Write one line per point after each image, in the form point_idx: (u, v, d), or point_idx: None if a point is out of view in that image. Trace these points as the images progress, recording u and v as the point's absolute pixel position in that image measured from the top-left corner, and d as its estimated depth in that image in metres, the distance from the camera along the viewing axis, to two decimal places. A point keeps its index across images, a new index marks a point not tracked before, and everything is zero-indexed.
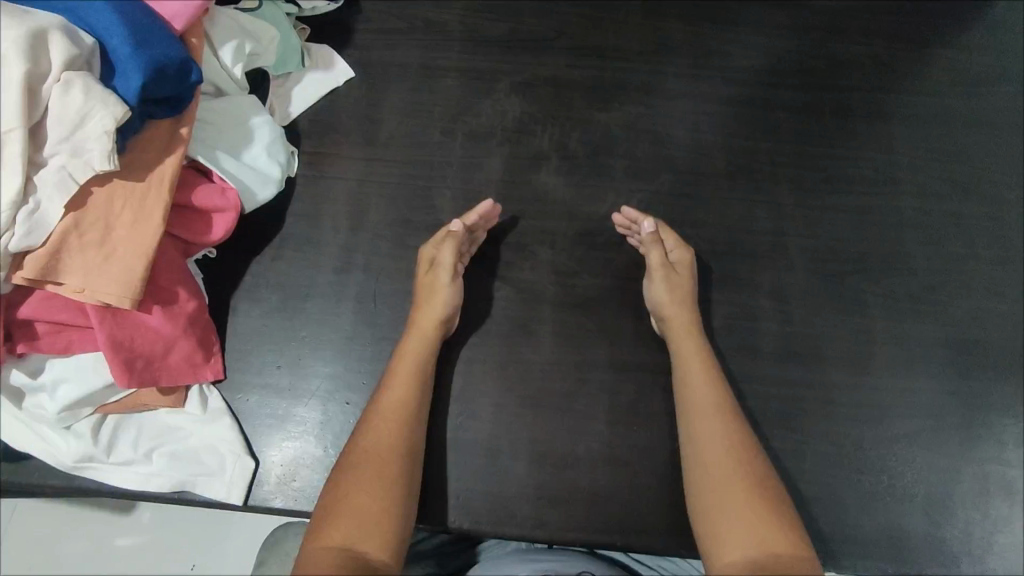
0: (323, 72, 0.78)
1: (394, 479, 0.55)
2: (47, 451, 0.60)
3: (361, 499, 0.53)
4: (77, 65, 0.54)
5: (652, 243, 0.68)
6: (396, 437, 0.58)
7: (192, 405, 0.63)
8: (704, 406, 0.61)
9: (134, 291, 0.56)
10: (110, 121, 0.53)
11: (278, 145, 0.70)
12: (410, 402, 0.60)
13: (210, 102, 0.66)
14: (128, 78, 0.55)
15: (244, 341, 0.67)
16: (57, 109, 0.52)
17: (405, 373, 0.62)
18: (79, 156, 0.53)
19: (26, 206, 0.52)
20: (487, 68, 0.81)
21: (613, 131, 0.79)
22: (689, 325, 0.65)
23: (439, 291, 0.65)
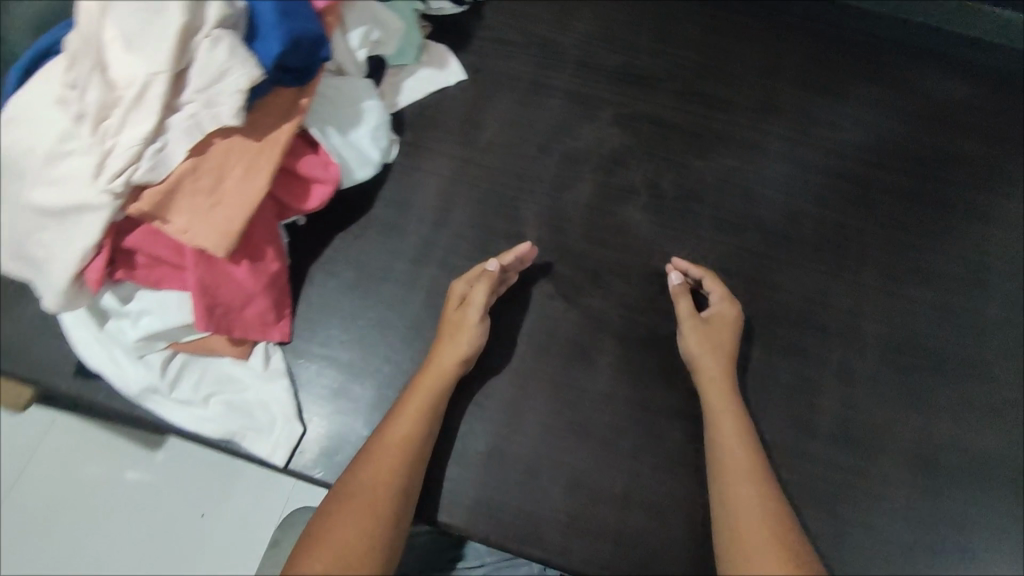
0: (437, 70, 0.81)
1: (383, 518, 0.54)
2: (116, 375, 0.62)
3: (348, 534, 0.52)
4: (227, 23, 0.56)
5: (681, 292, 0.69)
6: (395, 473, 0.57)
7: (256, 361, 0.65)
8: (739, 469, 0.59)
9: (230, 242, 0.58)
10: (245, 81, 0.56)
11: (382, 132, 0.73)
12: (416, 438, 0.59)
13: (329, 79, 0.68)
14: (268, 44, 0.58)
15: (315, 309, 0.69)
16: (201, 60, 0.55)
17: (415, 405, 0.61)
18: (211, 107, 0.56)
19: (154, 144, 0.55)
20: (593, 97, 0.83)
21: (705, 180, 0.79)
22: (727, 377, 0.64)
23: (467, 330, 0.64)
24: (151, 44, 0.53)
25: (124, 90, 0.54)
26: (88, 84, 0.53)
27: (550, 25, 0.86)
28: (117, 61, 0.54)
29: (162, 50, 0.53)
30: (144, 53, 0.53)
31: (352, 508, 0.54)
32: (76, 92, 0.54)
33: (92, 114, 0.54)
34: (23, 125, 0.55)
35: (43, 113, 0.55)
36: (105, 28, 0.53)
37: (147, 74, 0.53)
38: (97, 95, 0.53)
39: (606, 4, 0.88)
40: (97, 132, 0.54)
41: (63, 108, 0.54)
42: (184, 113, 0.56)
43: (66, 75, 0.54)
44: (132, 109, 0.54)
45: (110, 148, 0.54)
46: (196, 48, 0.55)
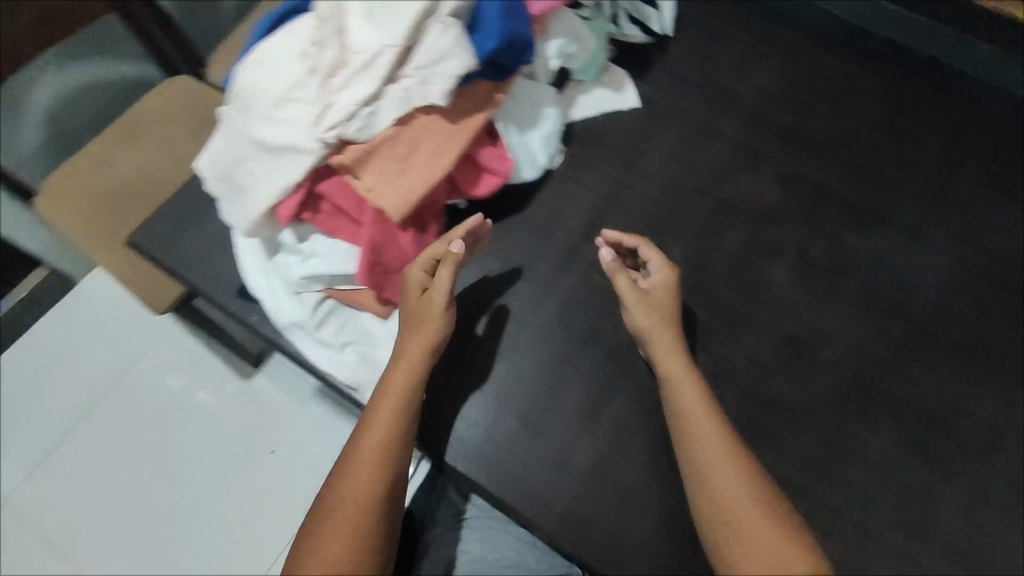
0: (613, 92, 0.83)
1: (367, 535, 0.53)
2: (273, 303, 0.68)
3: (327, 555, 0.51)
4: (456, 15, 0.61)
5: (617, 269, 0.65)
6: (372, 479, 0.55)
7: (391, 322, 0.68)
8: (716, 461, 0.54)
9: (407, 208, 0.62)
10: (460, 68, 0.60)
11: (553, 139, 0.75)
12: (392, 440, 0.57)
13: (521, 83, 0.73)
14: (486, 40, 0.62)
15: (456, 290, 0.73)
16: (429, 42, 0.60)
17: (387, 406, 0.59)
18: (425, 85, 0.60)
19: (370, 106, 0.59)
20: (759, 148, 0.82)
21: (860, 255, 0.76)
22: (671, 343, 0.62)
23: (433, 321, 0.62)
24: (390, 20, 0.59)
25: (355, 54, 0.59)
26: (328, 44, 0.59)
27: (730, 72, 0.87)
28: (357, 30, 0.59)
29: (398, 26, 0.59)
30: (382, 27, 0.59)
31: (332, 527, 0.52)
32: (316, 48, 0.59)
33: (324, 69, 0.59)
34: (264, 68, 0.62)
35: (283, 62, 0.61)
36: (356, 2, 0.60)
37: (380, 45, 0.59)
38: (333, 55, 0.59)
39: (789, 62, 0.88)
40: (322, 86, 0.59)
41: (301, 60, 0.60)
42: (400, 84, 0.60)
43: (312, 33, 0.60)
44: (357, 72, 0.59)
45: (331, 102, 0.59)
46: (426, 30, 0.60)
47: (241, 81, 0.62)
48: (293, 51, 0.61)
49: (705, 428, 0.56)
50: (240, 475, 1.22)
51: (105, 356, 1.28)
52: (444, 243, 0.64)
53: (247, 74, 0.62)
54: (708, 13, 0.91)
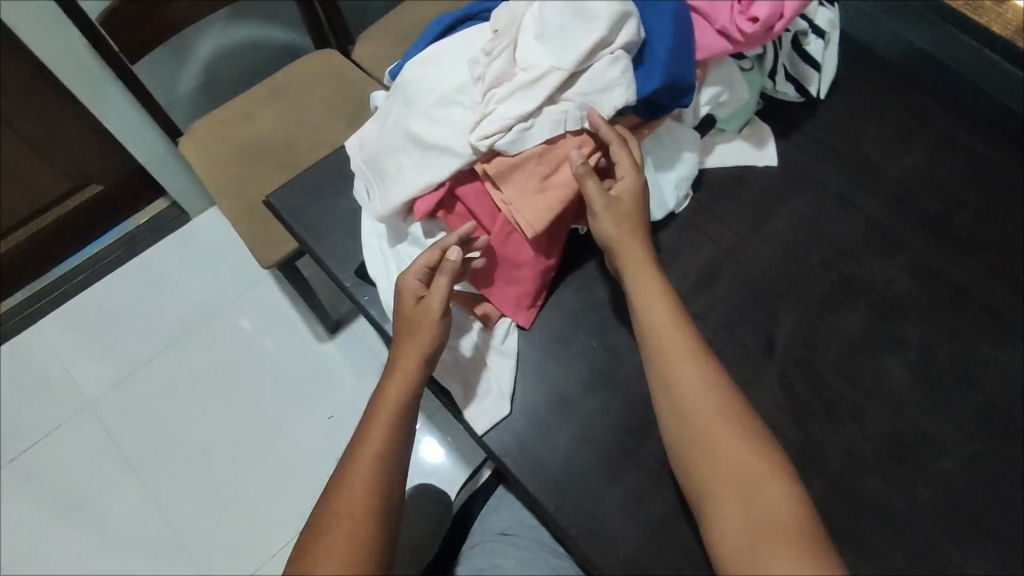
0: (752, 148, 0.82)
1: (365, 551, 0.55)
2: (387, 289, 0.70)
3: (329, 568, 0.54)
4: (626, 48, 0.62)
5: (586, 175, 0.63)
6: (370, 491, 0.57)
7: (496, 332, 0.72)
8: (715, 433, 0.58)
9: (538, 227, 0.64)
10: (620, 103, 0.61)
11: (686, 182, 0.76)
12: (387, 450, 0.60)
13: (669, 124, 0.74)
14: (649, 79, 0.63)
15: (559, 313, 0.74)
16: (596, 72, 0.60)
17: (382, 418, 0.61)
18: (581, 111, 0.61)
19: (524, 123, 0.61)
20: (896, 232, 0.78)
21: (990, 368, 0.71)
22: (638, 262, 0.65)
23: (426, 330, 0.63)
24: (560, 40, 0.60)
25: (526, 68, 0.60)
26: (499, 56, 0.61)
27: (879, 148, 0.83)
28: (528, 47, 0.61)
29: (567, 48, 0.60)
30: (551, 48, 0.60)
31: (334, 540, 0.55)
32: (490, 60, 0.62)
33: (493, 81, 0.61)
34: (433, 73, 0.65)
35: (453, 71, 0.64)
36: (532, 19, 0.61)
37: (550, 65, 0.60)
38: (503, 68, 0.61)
39: (944, 148, 0.83)
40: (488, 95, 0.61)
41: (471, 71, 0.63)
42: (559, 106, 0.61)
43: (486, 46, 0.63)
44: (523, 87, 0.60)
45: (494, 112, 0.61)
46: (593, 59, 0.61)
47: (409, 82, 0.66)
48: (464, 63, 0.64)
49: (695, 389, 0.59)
50: (298, 432, 1.27)
51: (201, 293, 1.37)
52: (437, 251, 0.64)
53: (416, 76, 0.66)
54: (865, 83, 0.88)
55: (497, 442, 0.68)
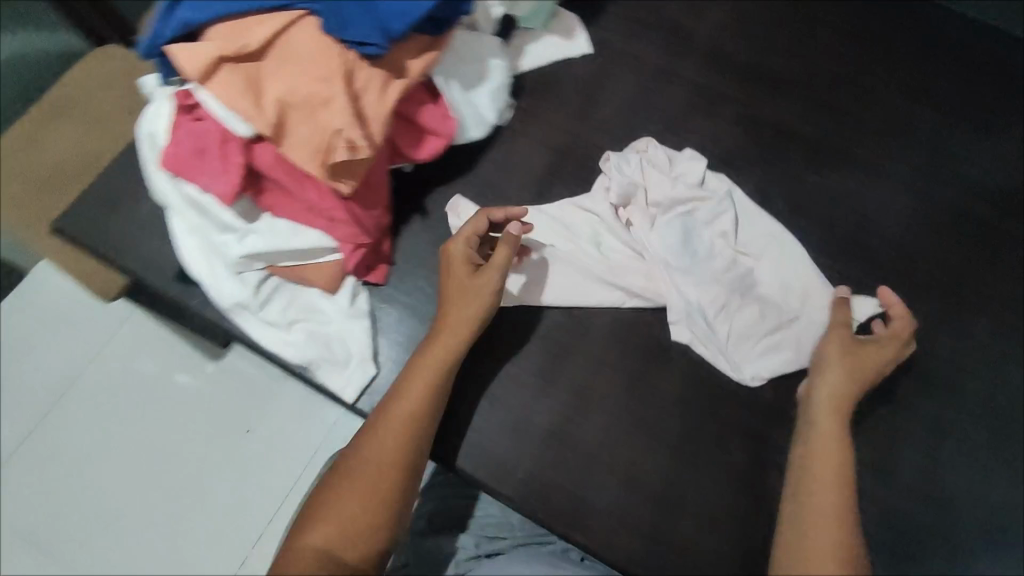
0: (563, 39, 0.79)
1: (378, 503, 0.55)
2: (213, 284, 0.65)
3: (348, 513, 0.54)
4: (487, 44, 0.70)
5: (841, 304, 0.63)
6: (399, 449, 0.57)
7: (342, 296, 0.66)
8: (829, 498, 0.54)
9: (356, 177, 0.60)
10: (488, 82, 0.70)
11: (502, 92, 0.71)
12: (425, 409, 0.59)
13: (462, 35, 0.68)
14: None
15: (411, 256, 0.70)
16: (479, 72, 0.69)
17: (420, 380, 0.59)
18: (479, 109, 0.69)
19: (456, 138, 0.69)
20: (717, 90, 0.78)
21: (820, 197, 0.74)
22: (837, 403, 0.59)
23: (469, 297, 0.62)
24: (616, 186, 0.71)
25: (802, 295, 0.68)
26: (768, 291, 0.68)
27: (685, 9, 0.82)
28: (600, 208, 0.71)
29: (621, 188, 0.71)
30: (619, 197, 0.71)
31: (350, 482, 0.56)
32: (773, 300, 0.68)
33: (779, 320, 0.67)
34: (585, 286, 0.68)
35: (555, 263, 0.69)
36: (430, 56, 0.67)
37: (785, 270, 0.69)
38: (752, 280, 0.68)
39: None
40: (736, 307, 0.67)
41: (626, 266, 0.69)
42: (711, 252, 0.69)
43: (609, 244, 0.71)
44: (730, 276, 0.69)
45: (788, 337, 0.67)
46: (483, 96, 0.70)
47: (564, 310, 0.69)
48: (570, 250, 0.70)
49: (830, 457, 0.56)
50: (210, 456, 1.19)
51: None
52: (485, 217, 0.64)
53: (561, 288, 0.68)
54: None
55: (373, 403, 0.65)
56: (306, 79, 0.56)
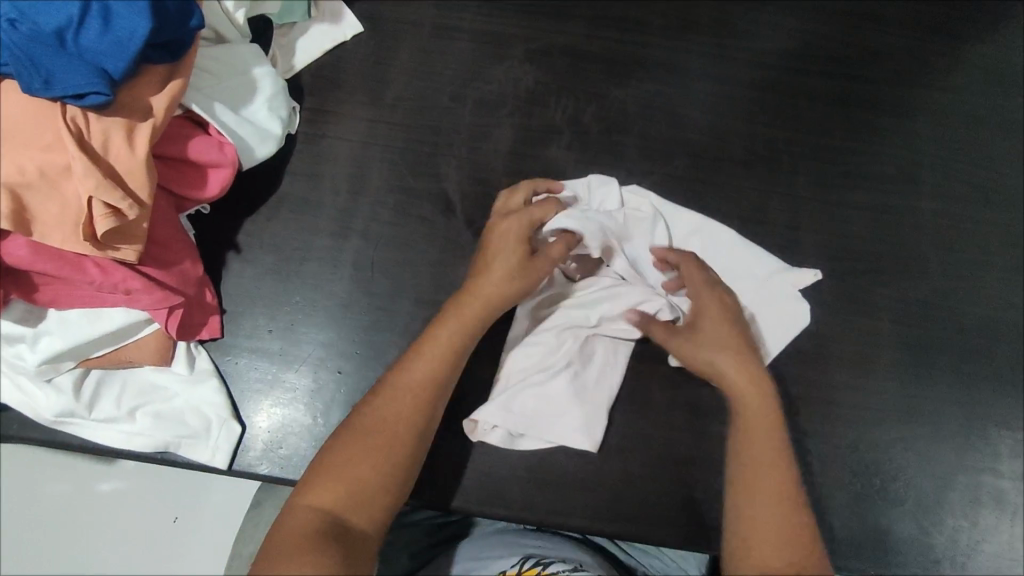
0: (330, 25, 0.74)
1: (392, 470, 0.51)
2: (27, 402, 0.59)
3: (362, 473, 0.50)
4: (237, 49, 0.64)
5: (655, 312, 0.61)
6: (416, 409, 0.54)
7: (178, 365, 0.61)
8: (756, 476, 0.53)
9: (139, 242, 0.54)
10: (258, 89, 0.64)
11: (280, 99, 0.66)
12: (443, 370, 0.56)
13: (210, 51, 0.62)
14: (133, 23, 0.51)
15: (242, 298, 0.65)
16: (242, 84, 0.64)
17: (441, 348, 0.56)
18: (256, 122, 0.64)
19: (249, 157, 0.64)
20: (501, 32, 0.76)
21: (628, 108, 0.75)
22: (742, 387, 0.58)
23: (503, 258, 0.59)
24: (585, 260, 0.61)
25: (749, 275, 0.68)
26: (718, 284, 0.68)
27: None
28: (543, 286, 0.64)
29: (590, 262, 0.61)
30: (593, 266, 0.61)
31: (359, 447, 0.51)
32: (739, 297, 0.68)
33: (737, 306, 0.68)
34: (586, 374, 0.63)
35: (537, 366, 0.63)
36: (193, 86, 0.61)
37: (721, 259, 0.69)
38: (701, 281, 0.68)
39: None
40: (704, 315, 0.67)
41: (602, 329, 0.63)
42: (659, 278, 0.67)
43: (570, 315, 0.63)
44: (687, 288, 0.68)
45: (770, 317, 0.68)
46: (257, 103, 0.64)
47: (579, 409, 0.63)
48: (541, 343, 0.63)
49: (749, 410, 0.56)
50: None
51: None
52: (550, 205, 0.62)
53: (565, 390, 0.62)
54: None
55: (249, 457, 0.61)
56: (29, 153, 0.50)
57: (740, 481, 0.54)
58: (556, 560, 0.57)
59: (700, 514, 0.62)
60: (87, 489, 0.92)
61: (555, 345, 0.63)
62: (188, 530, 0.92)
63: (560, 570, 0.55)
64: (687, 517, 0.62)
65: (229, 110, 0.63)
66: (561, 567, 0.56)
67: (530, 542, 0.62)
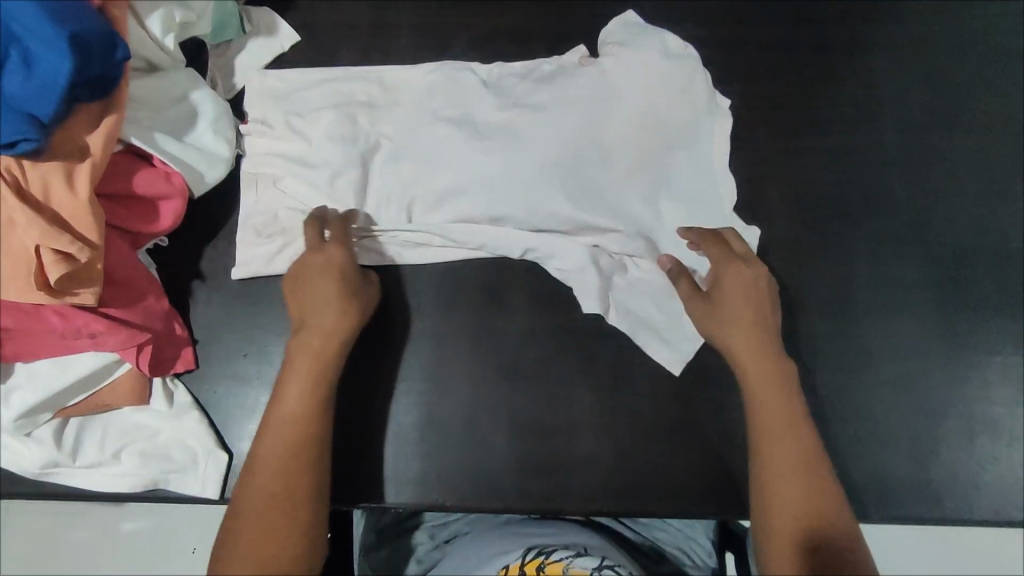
0: (266, 39, 0.72)
1: (290, 518, 0.51)
2: (11, 458, 0.58)
3: (262, 537, 0.49)
4: (172, 77, 0.62)
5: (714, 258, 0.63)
6: (293, 441, 0.54)
7: (158, 401, 0.61)
8: (772, 420, 0.56)
9: (97, 285, 0.54)
10: (201, 114, 0.63)
11: (224, 120, 0.65)
12: (315, 395, 0.56)
13: (143, 80, 0.60)
14: (54, 65, 0.49)
15: (212, 328, 0.65)
16: (185, 112, 0.63)
17: (298, 386, 0.56)
18: (204, 147, 0.63)
19: (203, 181, 0.63)
20: (441, 23, 0.74)
21: None
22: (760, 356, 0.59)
23: (330, 325, 0.58)
24: (447, 181, 0.67)
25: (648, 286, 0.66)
26: (642, 132, 0.69)
27: None
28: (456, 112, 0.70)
29: (571, 133, 0.68)
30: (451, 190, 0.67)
31: (252, 509, 0.51)
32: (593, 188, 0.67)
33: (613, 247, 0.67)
34: (398, 116, 0.70)
35: (358, 72, 0.71)
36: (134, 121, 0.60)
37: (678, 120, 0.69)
38: (602, 146, 0.68)
39: None
40: (629, 32, 0.72)
41: (427, 104, 0.70)
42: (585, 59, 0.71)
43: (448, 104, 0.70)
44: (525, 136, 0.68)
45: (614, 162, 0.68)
46: (202, 128, 0.63)
47: (418, 92, 0.71)
48: (289, 208, 0.67)
49: (755, 339, 0.60)
50: None
51: None
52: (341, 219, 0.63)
53: (389, 129, 0.69)
54: None
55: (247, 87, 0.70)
56: None
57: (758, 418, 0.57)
58: (558, 547, 0.59)
59: (696, 480, 0.62)
60: (106, 535, 0.93)
61: (323, 143, 0.67)
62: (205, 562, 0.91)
63: (562, 559, 0.57)
64: (682, 486, 0.62)
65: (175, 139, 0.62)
66: (563, 556, 0.57)
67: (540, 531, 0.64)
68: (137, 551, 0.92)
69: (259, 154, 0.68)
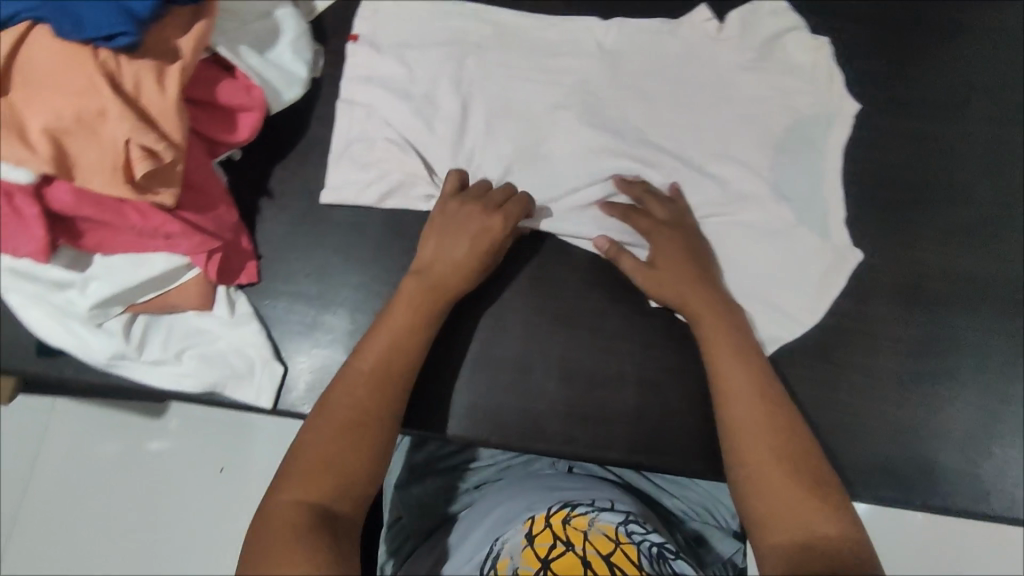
0: None
1: (367, 448, 0.51)
2: (78, 348, 0.60)
3: (340, 457, 0.50)
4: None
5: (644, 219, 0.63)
6: (390, 376, 0.55)
7: (221, 309, 0.63)
8: (741, 397, 0.54)
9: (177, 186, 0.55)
10: (283, 32, 0.64)
11: (305, 41, 0.65)
12: (416, 341, 0.58)
13: None
14: None
15: (276, 245, 0.66)
16: (268, 28, 0.63)
17: (406, 323, 0.58)
18: (284, 64, 0.63)
19: (279, 98, 0.63)
20: None
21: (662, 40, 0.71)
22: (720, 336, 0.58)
23: (447, 274, 0.60)
24: (551, 138, 0.68)
25: (731, 236, 0.66)
26: (743, 110, 0.68)
27: None
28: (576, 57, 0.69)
29: (696, 98, 0.69)
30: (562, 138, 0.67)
31: (331, 430, 0.51)
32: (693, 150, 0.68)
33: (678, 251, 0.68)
34: (506, 62, 0.69)
35: (467, 8, 0.71)
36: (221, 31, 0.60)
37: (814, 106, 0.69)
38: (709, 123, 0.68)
39: None
40: (758, 17, 0.70)
41: (540, 56, 0.69)
42: (710, 32, 0.70)
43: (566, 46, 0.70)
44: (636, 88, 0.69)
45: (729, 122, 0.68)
46: (284, 46, 0.63)
47: (537, 33, 0.70)
48: (389, 139, 0.66)
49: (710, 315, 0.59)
50: None
51: None
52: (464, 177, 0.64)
53: (494, 69, 0.69)
54: None
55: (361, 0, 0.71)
56: (66, 97, 0.50)
57: (724, 399, 0.55)
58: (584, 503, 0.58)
59: None
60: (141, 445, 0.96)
61: (423, 75, 0.68)
62: (237, 480, 0.95)
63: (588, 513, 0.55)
64: None
65: (257, 53, 0.62)
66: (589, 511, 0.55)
67: (578, 484, 0.64)
68: (170, 462, 0.96)
69: (357, 83, 0.68)
